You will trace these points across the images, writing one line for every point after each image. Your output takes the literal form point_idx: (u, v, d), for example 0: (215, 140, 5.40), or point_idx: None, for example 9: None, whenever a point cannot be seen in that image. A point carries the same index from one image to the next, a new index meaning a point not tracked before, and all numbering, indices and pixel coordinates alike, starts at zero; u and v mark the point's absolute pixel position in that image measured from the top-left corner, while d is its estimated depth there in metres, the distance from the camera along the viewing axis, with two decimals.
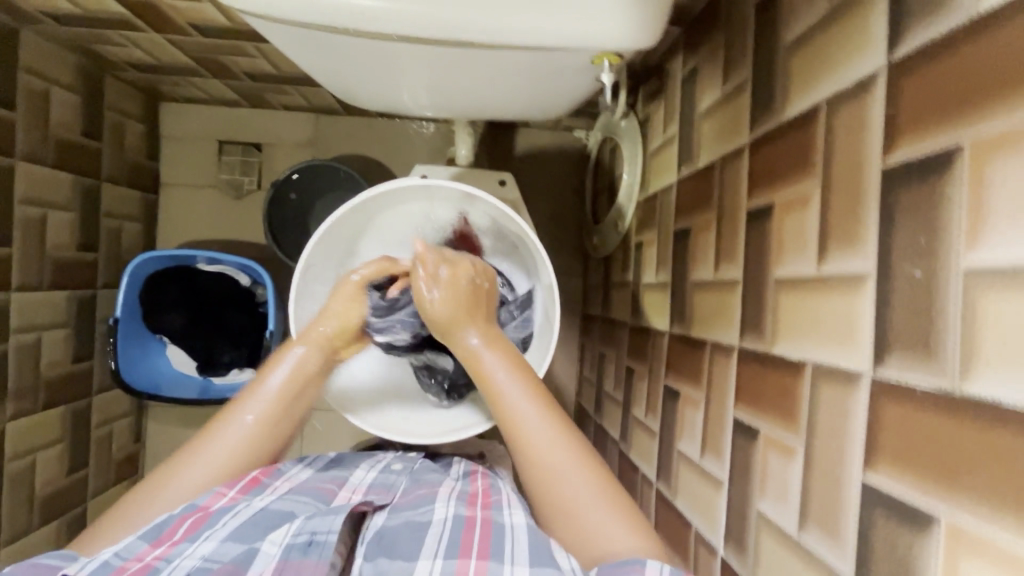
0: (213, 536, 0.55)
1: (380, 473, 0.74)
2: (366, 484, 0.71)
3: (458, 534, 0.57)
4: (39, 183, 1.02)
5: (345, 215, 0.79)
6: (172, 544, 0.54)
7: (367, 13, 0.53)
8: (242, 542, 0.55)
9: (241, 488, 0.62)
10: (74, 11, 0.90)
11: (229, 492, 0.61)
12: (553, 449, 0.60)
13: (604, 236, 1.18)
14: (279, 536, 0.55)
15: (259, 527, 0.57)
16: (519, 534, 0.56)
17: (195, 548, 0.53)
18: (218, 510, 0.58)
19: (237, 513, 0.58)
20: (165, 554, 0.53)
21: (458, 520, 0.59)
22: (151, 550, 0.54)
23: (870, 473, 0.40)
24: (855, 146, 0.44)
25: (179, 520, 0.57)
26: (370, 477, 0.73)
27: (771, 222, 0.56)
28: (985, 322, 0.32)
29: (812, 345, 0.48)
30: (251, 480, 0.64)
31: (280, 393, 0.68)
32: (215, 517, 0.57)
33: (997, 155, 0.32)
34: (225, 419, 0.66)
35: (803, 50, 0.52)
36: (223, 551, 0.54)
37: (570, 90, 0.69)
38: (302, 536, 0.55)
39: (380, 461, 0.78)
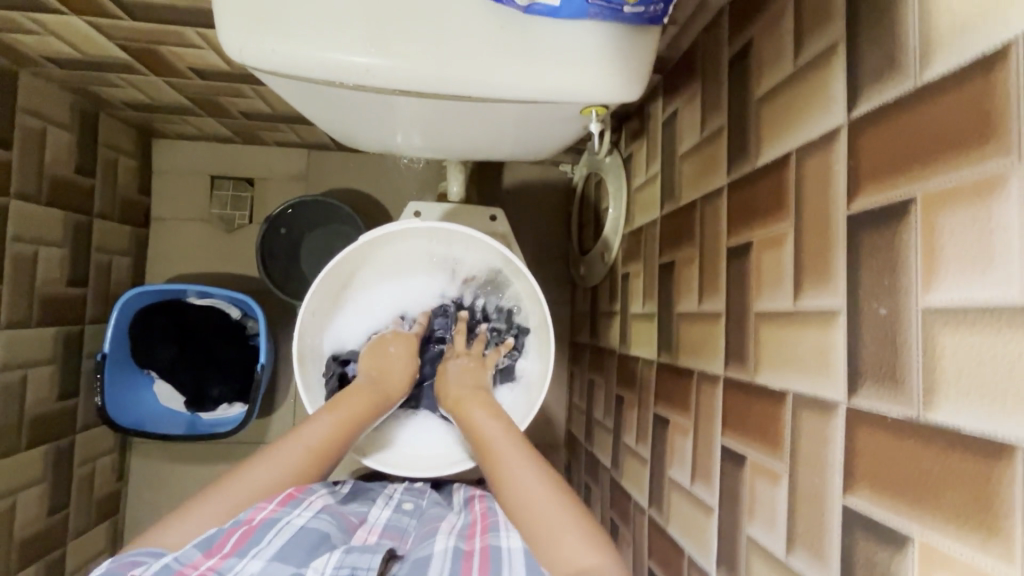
0: (261, 554, 0.56)
1: (394, 512, 0.75)
2: (382, 525, 0.71)
3: (457, 564, 0.58)
4: (30, 220, 1.02)
5: (337, 264, 0.83)
6: (223, 557, 0.56)
7: (371, 68, 0.54)
8: (287, 564, 0.56)
9: (280, 501, 0.64)
10: (76, 56, 0.93)
11: (269, 504, 0.62)
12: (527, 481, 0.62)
13: (591, 267, 1.22)
14: (321, 563, 0.56)
15: (302, 550, 0.59)
16: (517, 560, 0.56)
17: (244, 565, 0.55)
18: (263, 524, 0.60)
19: (280, 530, 0.60)
20: (218, 567, 0.54)
21: (456, 553, 0.60)
22: (203, 560, 0.55)
23: (849, 497, 0.43)
24: (822, 193, 0.48)
25: (226, 533, 0.58)
26: (384, 517, 0.73)
27: (750, 259, 0.60)
28: (943, 355, 0.36)
29: (791, 375, 0.51)
30: (286, 495, 0.65)
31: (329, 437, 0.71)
32: (260, 533, 0.59)
33: (942, 208, 0.36)
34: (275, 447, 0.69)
35: (772, 104, 0.57)
36: (272, 570, 0.55)
37: (559, 136, 0.73)
38: (344, 568, 0.56)
39: (392, 498, 0.79)
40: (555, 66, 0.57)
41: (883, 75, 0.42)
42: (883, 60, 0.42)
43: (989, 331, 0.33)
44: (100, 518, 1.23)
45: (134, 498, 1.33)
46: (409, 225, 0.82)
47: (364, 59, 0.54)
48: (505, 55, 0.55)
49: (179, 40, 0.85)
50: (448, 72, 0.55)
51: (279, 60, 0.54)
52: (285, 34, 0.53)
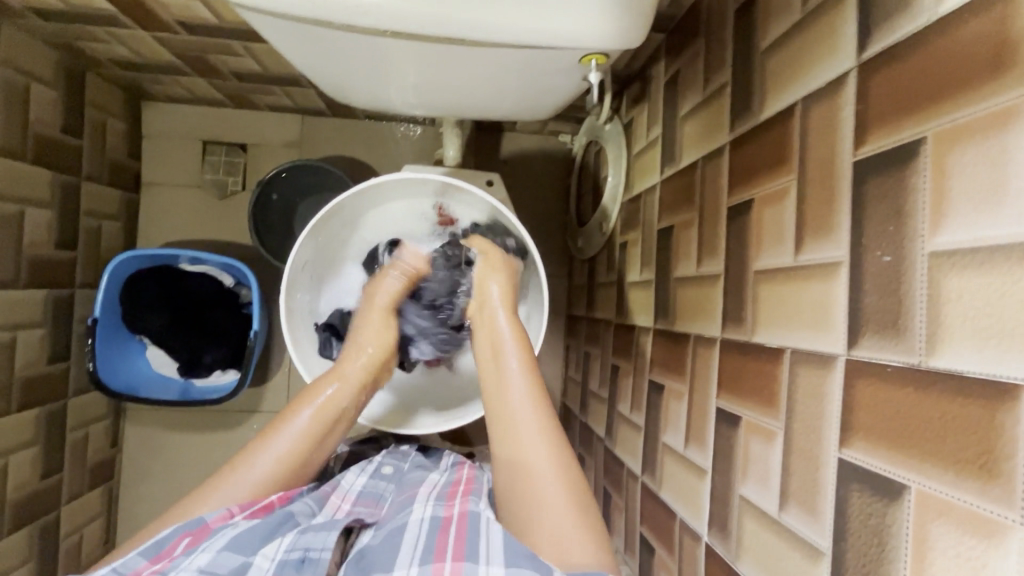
0: (210, 547, 0.56)
1: (370, 479, 0.76)
2: (355, 492, 0.72)
3: (433, 538, 0.58)
4: (16, 179, 1.00)
5: (318, 228, 0.81)
6: (170, 559, 0.56)
7: (361, 8, 0.52)
8: (237, 552, 0.56)
9: (251, 513, 0.62)
10: (58, 7, 0.89)
11: (238, 513, 0.62)
12: (538, 445, 0.63)
13: (589, 237, 1.20)
14: (272, 551, 0.57)
15: (258, 536, 0.58)
16: (493, 530, 0.57)
17: (190, 559, 0.54)
18: (217, 528, 0.60)
19: (236, 525, 0.60)
20: (161, 568, 0.54)
21: (433, 523, 0.60)
22: (147, 567, 0.56)
23: (845, 450, 0.42)
24: (828, 141, 0.46)
25: (176, 540, 0.58)
26: (359, 483, 0.75)
27: (750, 217, 0.58)
28: (949, 299, 0.34)
29: (789, 331, 0.50)
30: (263, 506, 0.64)
31: (315, 422, 0.68)
32: (212, 535, 0.59)
33: (955, 146, 0.35)
34: (265, 443, 0.67)
35: (778, 54, 0.55)
36: (219, 561, 0.54)
37: (557, 91, 0.71)
38: (296, 552, 0.57)
39: (371, 463, 0.80)
40: (554, 10, 0.54)
41: (897, 11, 0.40)
42: None
43: (998, 270, 0.32)
44: (94, 483, 1.24)
45: (129, 464, 1.33)
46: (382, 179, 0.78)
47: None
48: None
49: None
50: (441, 13, 0.53)
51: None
52: None
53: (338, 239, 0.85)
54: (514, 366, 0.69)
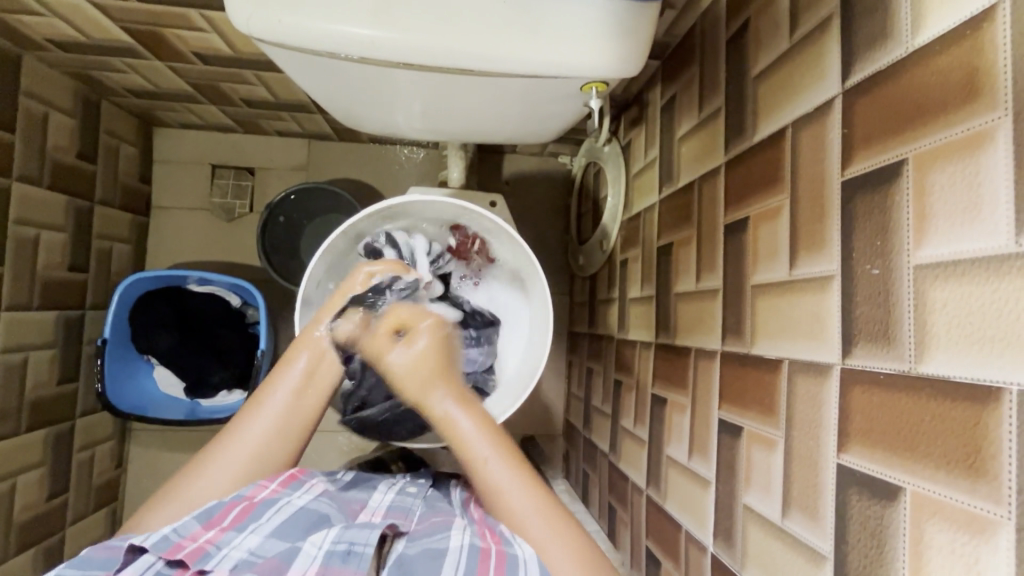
0: (258, 529, 0.59)
1: (397, 496, 0.75)
2: (384, 507, 0.71)
3: (473, 566, 0.56)
4: (32, 203, 1.03)
5: (331, 248, 0.84)
6: (221, 530, 0.58)
7: (375, 41, 0.55)
8: (284, 539, 0.59)
9: (281, 482, 0.66)
10: (79, 39, 0.93)
11: (271, 484, 0.65)
12: (532, 520, 0.61)
13: (590, 255, 1.23)
14: (319, 540, 0.59)
15: (300, 527, 0.61)
16: (533, 569, 0.55)
17: (242, 538, 0.58)
18: (262, 503, 0.62)
19: (280, 508, 0.62)
20: (215, 540, 0.57)
21: (473, 552, 0.58)
22: (202, 532, 0.58)
23: (842, 455, 0.44)
24: (817, 162, 0.49)
25: (226, 508, 0.61)
26: (387, 500, 0.73)
27: (747, 234, 0.61)
28: (934, 309, 0.37)
29: (787, 342, 0.52)
30: (289, 475, 0.68)
31: (309, 373, 0.71)
32: (259, 510, 0.62)
33: (933, 166, 0.37)
34: (260, 401, 0.69)
35: (768, 80, 0.58)
36: (266, 546, 0.58)
37: (558, 116, 0.74)
38: (341, 545, 0.58)
39: (396, 484, 0.80)
40: (557, 42, 0.58)
41: (876, 43, 0.43)
42: (877, 27, 0.43)
43: (977, 281, 0.34)
44: (98, 504, 1.23)
45: (133, 485, 1.33)
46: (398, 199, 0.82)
47: (369, 32, 0.55)
48: (507, 30, 0.56)
49: (182, 22, 0.85)
50: (451, 45, 0.56)
51: (285, 32, 0.55)
52: (290, 6, 0.54)
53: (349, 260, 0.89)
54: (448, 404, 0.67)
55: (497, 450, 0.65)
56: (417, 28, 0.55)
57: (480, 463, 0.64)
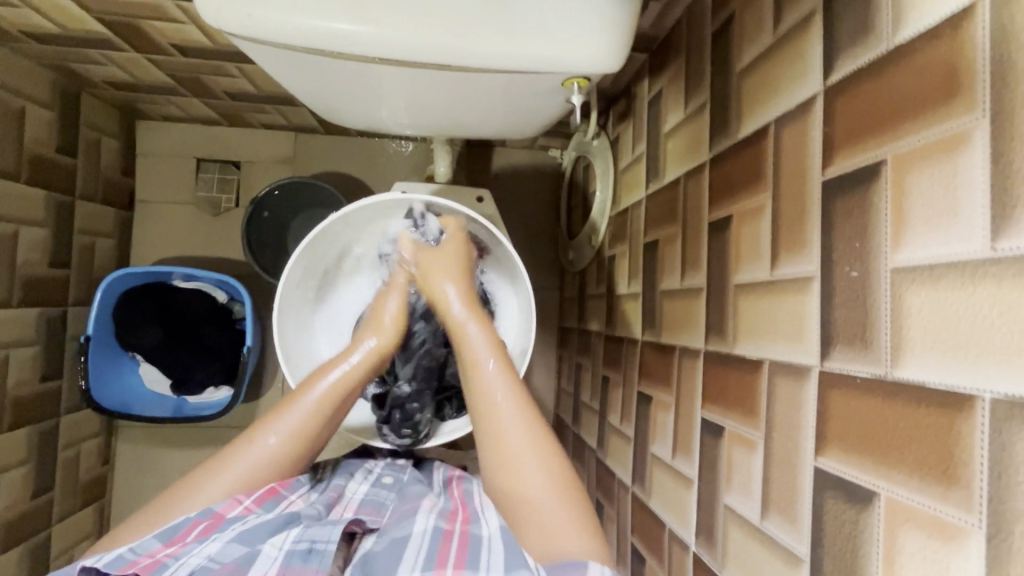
0: (221, 538, 0.58)
1: (372, 487, 0.76)
2: (358, 499, 0.73)
3: (436, 546, 0.58)
4: (10, 199, 1.01)
5: (307, 249, 0.81)
6: (183, 544, 0.58)
7: (350, 35, 0.54)
8: (246, 543, 0.58)
9: (256, 499, 0.63)
10: (54, 30, 0.91)
11: (244, 500, 0.63)
12: (538, 476, 0.62)
13: (579, 250, 1.22)
14: (279, 540, 0.59)
15: (267, 529, 0.59)
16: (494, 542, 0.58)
17: (202, 547, 0.57)
18: (230, 517, 0.61)
19: (247, 521, 0.61)
20: (174, 552, 0.57)
21: (436, 533, 0.60)
22: (161, 549, 0.58)
23: (819, 458, 0.44)
24: (799, 160, 0.48)
25: (191, 524, 0.60)
26: (361, 492, 0.75)
27: (730, 232, 0.60)
28: (910, 313, 0.36)
29: (767, 343, 0.52)
30: (268, 492, 0.65)
31: (341, 394, 0.69)
32: (224, 524, 0.61)
33: (912, 168, 0.37)
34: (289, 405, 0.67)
35: (752, 76, 0.57)
36: (227, 550, 0.57)
37: (542, 111, 0.73)
38: (302, 544, 0.58)
39: (372, 473, 0.81)
40: (536, 37, 0.56)
41: (857, 40, 0.42)
42: (858, 23, 0.42)
43: (953, 286, 0.33)
44: (85, 502, 1.23)
45: (120, 481, 1.32)
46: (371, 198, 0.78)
47: (344, 26, 0.53)
48: (486, 24, 0.55)
49: (159, 14, 0.83)
50: (428, 39, 0.55)
51: (257, 26, 0.53)
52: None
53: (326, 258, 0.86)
54: (492, 367, 0.68)
55: (524, 411, 0.66)
56: (393, 21, 0.54)
57: (500, 418, 0.65)
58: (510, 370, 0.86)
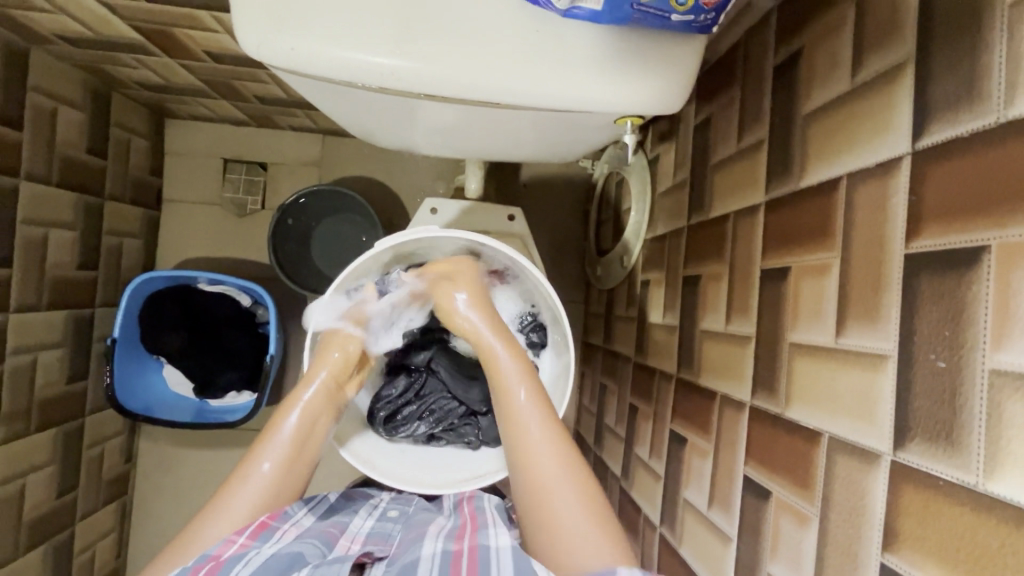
0: None
1: (377, 521, 0.73)
2: (364, 533, 0.69)
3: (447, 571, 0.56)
4: (41, 202, 1.00)
5: (340, 282, 0.77)
6: None
7: (395, 71, 0.51)
8: None
9: (250, 534, 0.61)
10: (86, 35, 0.89)
11: (239, 538, 0.60)
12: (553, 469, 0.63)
13: (609, 269, 1.19)
14: None
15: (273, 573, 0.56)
16: (504, 559, 0.56)
17: None
18: (230, 558, 0.57)
19: (249, 560, 0.57)
20: None
21: (446, 555, 0.59)
22: None
23: (888, 555, 0.41)
24: (877, 226, 0.45)
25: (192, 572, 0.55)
26: (366, 526, 0.71)
27: (787, 285, 0.57)
28: (1011, 425, 0.33)
29: (826, 414, 0.48)
30: (258, 525, 0.62)
31: (297, 436, 0.69)
32: (228, 566, 0.56)
33: (1022, 263, 0.33)
34: (245, 471, 0.67)
35: (821, 121, 0.53)
36: None
37: (587, 141, 0.70)
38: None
39: (377, 508, 0.77)
40: (593, 74, 0.53)
41: (957, 105, 0.38)
42: (960, 86, 0.38)
43: None
44: (108, 499, 1.24)
45: (142, 478, 1.34)
46: (408, 234, 0.75)
47: (389, 62, 0.51)
48: (540, 61, 0.52)
49: (192, 23, 0.81)
50: (476, 77, 0.52)
51: (300, 58, 0.51)
52: (304, 31, 0.50)
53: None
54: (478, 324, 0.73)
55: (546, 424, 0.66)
56: (440, 58, 0.51)
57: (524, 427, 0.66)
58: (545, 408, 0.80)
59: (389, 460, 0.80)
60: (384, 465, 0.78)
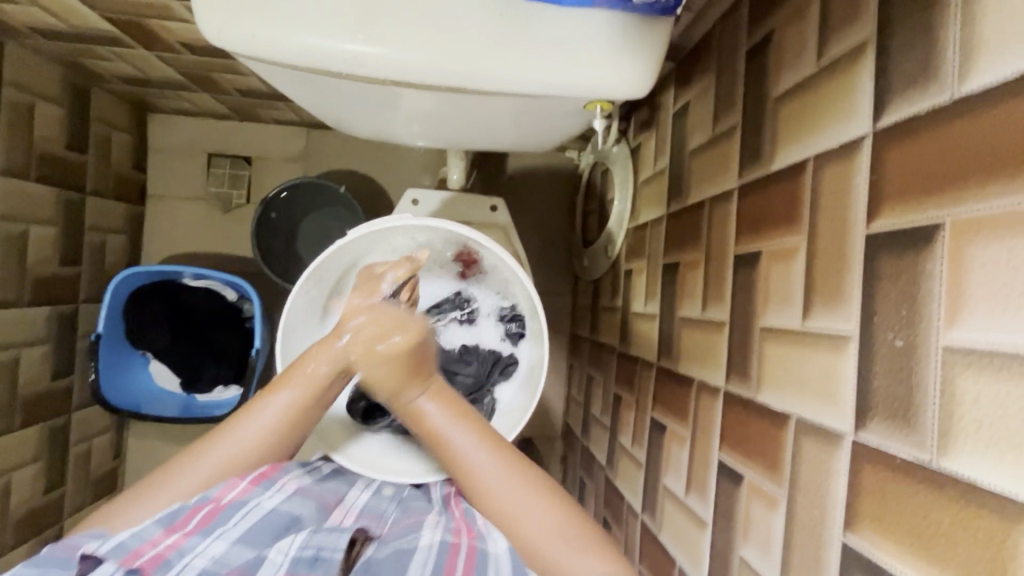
0: (224, 536, 0.56)
1: (373, 496, 0.74)
2: (359, 507, 0.70)
3: (442, 560, 0.56)
4: (20, 197, 1.00)
5: (315, 267, 0.77)
6: (184, 535, 0.55)
7: (359, 57, 0.51)
8: (250, 547, 0.56)
9: (252, 480, 0.63)
10: (61, 27, 0.89)
11: (241, 483, 0.62)
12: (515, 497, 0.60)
13: (594, 259, 1.18)
14: (284, 546, 0.56)
15: (268, 534, 0.59)
16: (502, 562, 0.55)
17: (205, 546, 0.55)
18: (230, 505, 0.59)
19: (247, 513, 0.60)
20: (178, 545, 0.54)
21: (443, 548, 0.58)
22: (163, 537, 0.55)
23: (849, 535, 0.41)
24: (840, 207, 0.44)
25: (192, 511, 0.58)
26: (361, 500, 0.72)
27: (758, 270, 0.56)
28: (963, 402, 0.33)
29: (794, 397, 0.48)
30: (261, 474, 0.64)
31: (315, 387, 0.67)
32: (226, 514, 0.58)
33: (974, 239, 0.33)
34: (264, 399, 0.66)
35: (790, 104, 0.53)
36: (231, 554, 0.55)
37: (561, 129, 0.69)
38: (308, 551, 0.56)
39: (371, 484, 0.77)
40: (559, 58, 0.52)
41: (914, 83, 0.38)
42: (917, 64, 0.38)
43: (1015, 380, 0.30)
44: (97, 495, 1.24)
45: (131, 475, 1.34)
46: (382, 223, 0.75)
47: (353, 47, 0.50)
48: (505, 45, 0.51)
49: (166, 13, 0.80)
50: (442, 62, 0.51)
51: (263, 45, 0.50)
52: (267, 17, 0.50)
53: (331, 284, 0.82)
54: (413, 395, 0.65)
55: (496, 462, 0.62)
56: (404, 43, 0.50)
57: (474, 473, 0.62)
58: (522, 395, 0.80)
59: (366, 452, 0.80)
60: (360, 458, 0.79)
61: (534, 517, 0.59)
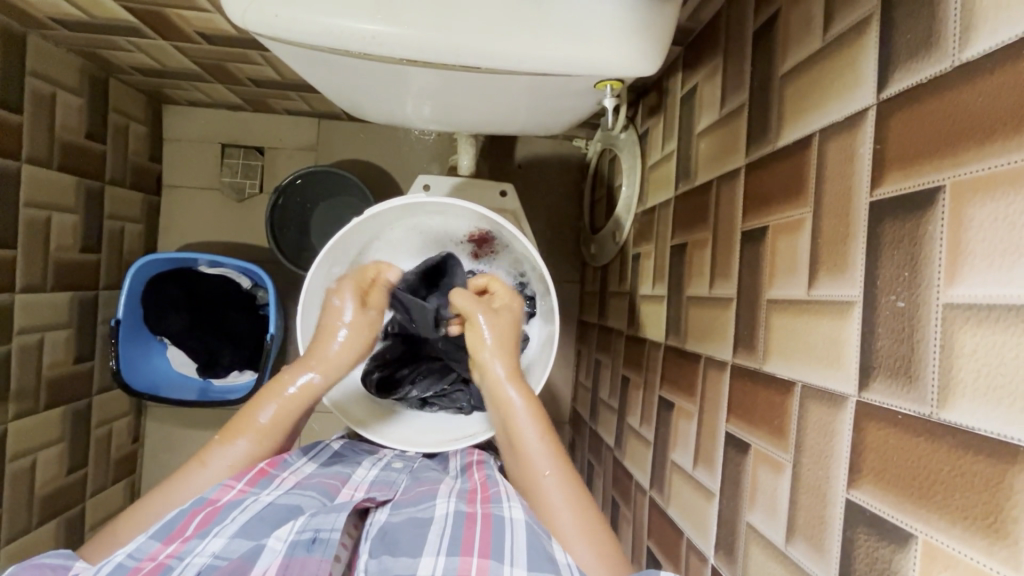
0: (222, 532, 0.56)
1: (382, 470, 0.75)
2: (368, 481, 0.71)
3: (459, 532, 0.58)
4: (43, 185, 1.03)
5: (336, 243, 0.79)
6: (183, 541, 0.55)
7: (376, 37, 0.52)
8: (250, 538, 0.56)
9: (248, 481, 0.63)
10: (82, 18, 0.91)
11: (237, 484, 0.62)
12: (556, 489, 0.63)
13: (602, 245, 1.20)
14: (285, 532, 0.57)
15: (268, 524, 0.59)
16: (518, 529, 0.57)
17: (205, 545, 0.54)
18: (227, 505, 0.59)
19: (245, 508, 0.60)
20: (177, 552, 0.54)
21: (459, 517, 0.60)
22: (163, 549, 0.55)
23: (853, 490, 0.42)
24: (845, 177, 0.46)
25: (189, 516, 0.58)
26: (371, 474, 0.74)
27: (765, 244, 0.58)
28: (962, 355, 0.34)
29: (800, 364, 0.50)
30: (258, 472, 0.65)
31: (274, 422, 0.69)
32: (225, 513, 0.58)
33: (972, 199, 0.34)
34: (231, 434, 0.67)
35: (796, 80, 0.54)
36: (232, 547, 0.55)
37: (571, 110, 0.71)
38: (307, 533, 0.56)
39: (381, 458, 0.79)
40: (569, 38, 0.54)
41: (917, 53, 0.39)
42: (920, 34, 0.39)
43: (1009, 330, 0.32)
44: (117, 477, 1.28)
45: (149, 458, 1.37)
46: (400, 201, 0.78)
47: (371, 27, 0.52)
48: (517, 25, 0.53)
49: (185, 3, 0.83)
50: (456, 42, 0.53)
51: (284, 26, 0.52)
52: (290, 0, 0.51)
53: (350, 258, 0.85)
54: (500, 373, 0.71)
55: (556, 460, 0.65)
56: (419, 23, 0.52)
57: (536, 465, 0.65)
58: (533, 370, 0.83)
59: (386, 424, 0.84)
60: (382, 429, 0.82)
61: (564, 517, 0.61)
